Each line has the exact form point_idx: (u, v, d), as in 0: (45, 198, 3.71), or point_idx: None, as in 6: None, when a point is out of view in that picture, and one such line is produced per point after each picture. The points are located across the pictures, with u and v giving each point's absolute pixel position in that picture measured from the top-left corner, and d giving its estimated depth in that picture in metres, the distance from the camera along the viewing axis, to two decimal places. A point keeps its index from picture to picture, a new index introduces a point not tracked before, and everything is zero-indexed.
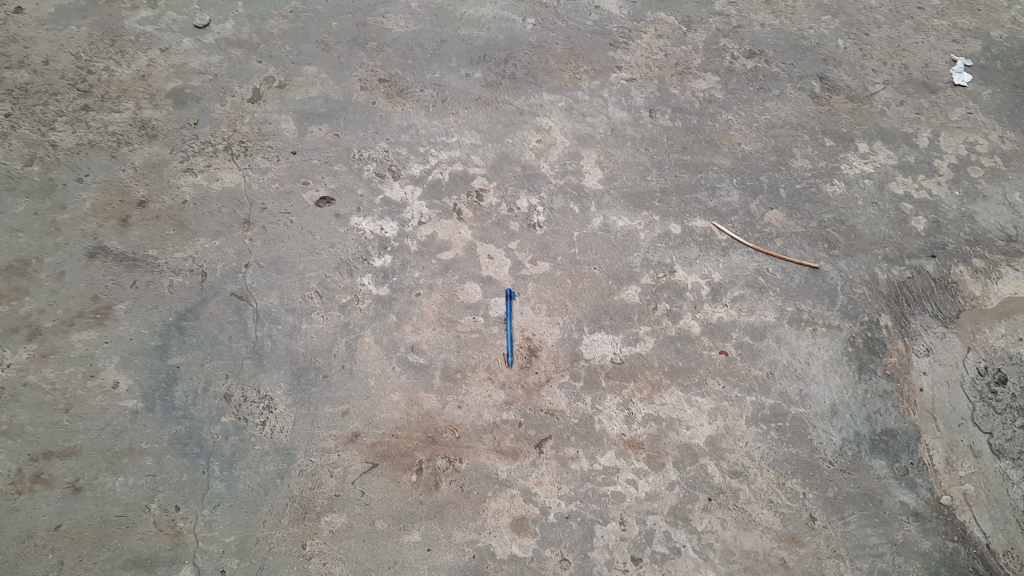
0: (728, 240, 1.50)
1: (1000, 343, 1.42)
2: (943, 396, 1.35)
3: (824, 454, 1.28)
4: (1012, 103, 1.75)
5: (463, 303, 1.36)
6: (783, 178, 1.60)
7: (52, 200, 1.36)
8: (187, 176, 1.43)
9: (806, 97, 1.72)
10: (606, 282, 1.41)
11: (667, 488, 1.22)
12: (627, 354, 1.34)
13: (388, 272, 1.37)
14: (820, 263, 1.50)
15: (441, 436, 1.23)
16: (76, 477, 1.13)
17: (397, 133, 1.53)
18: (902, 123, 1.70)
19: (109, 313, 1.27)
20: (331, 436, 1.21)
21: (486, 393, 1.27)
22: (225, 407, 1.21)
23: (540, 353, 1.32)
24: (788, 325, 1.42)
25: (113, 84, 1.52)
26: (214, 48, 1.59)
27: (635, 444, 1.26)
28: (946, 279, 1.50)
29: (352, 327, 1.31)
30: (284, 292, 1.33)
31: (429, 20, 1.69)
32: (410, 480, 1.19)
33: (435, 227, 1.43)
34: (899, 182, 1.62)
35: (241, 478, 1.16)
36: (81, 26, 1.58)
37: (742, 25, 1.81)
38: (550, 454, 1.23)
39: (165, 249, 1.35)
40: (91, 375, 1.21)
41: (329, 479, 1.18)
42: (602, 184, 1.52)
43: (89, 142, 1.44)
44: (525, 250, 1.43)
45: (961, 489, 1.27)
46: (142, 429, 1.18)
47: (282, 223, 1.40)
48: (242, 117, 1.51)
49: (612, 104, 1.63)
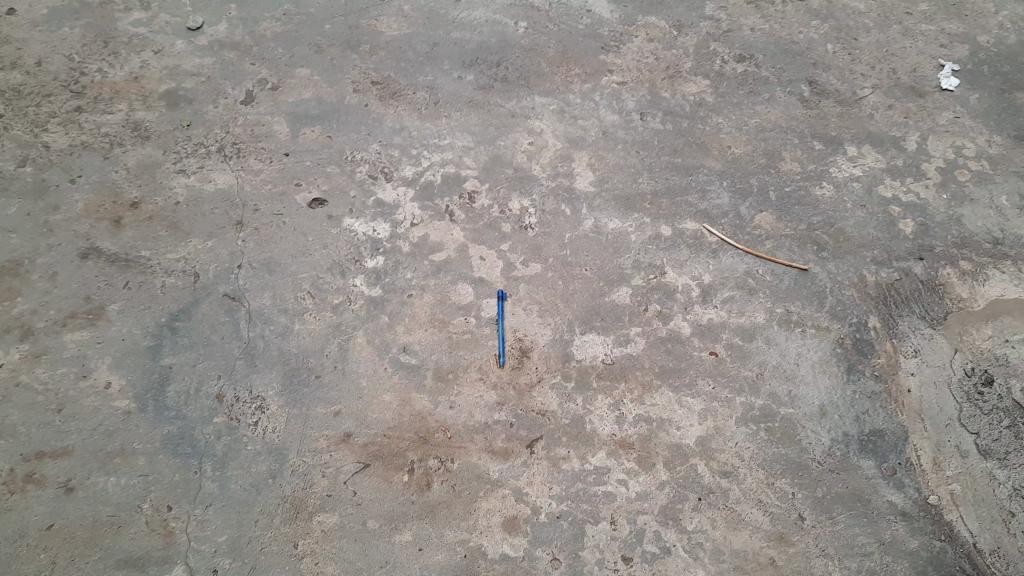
0: (718, 242, 1.51)
1: (987, 344, 1.43)
2: (931, 397, 1.37)
3: (813, 455, 1.29)
4: (999, 107, 1.77)
5: (455, 303, 1.36)
6: (773, 180, 1.61)
7: (45, 201, 1.37)
8: (180, 177, 1.43)
9: (795, 100, 1.74)
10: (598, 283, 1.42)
11: (657, 488, 1.23)
12: (618, 355, 1.35)
13: (380, 273, 1.38)
14: (810, 265, 1.51)
15: (433, 436, 1.23)
16: (68, 477, 1.13)
17: (389, 135, 1.53)
18: (891, 126, 1.72)
19: (102, 313, 1.27)
20: (323, 436, 1.21)
21: (477, 393, 1.28)
22: (217, 407, 1.22)
23: (531, 353, 1.33)
24: (777, 326, 1.43)
25: (106, 85, 1.52)
26: (208, 50, 1.59)
27: (626, 444, 1.26)
28: (933, 281, 1.51)
29: (344, 328, 1.31)
30: (277, 292, 1.33)
31: (422, 23, 1.70)
32: (402, 479, 1.19)
33: (428, 228, 1.43)
34: (887, 185, 1.64)
35: (234, 478, 1.17)
36: (74, 27, 1.59)
37: (732, 30, 1.83)
38: (542, 454, 1.24)
39: (158, 250, 1.35)
40: (84, 375, 1.21)
41: (321, 479, 1.18)
42: (593, 186, 1.54)
43: (82, 144, 1.44)
44: (517, 251, 1.44)
45: (948, 489, 1.28)
46: (134, 430, 1.18)
47: (275, 224, 1.40)
48: (235, 119, 1.51)
49: (604, 107, 1.65)
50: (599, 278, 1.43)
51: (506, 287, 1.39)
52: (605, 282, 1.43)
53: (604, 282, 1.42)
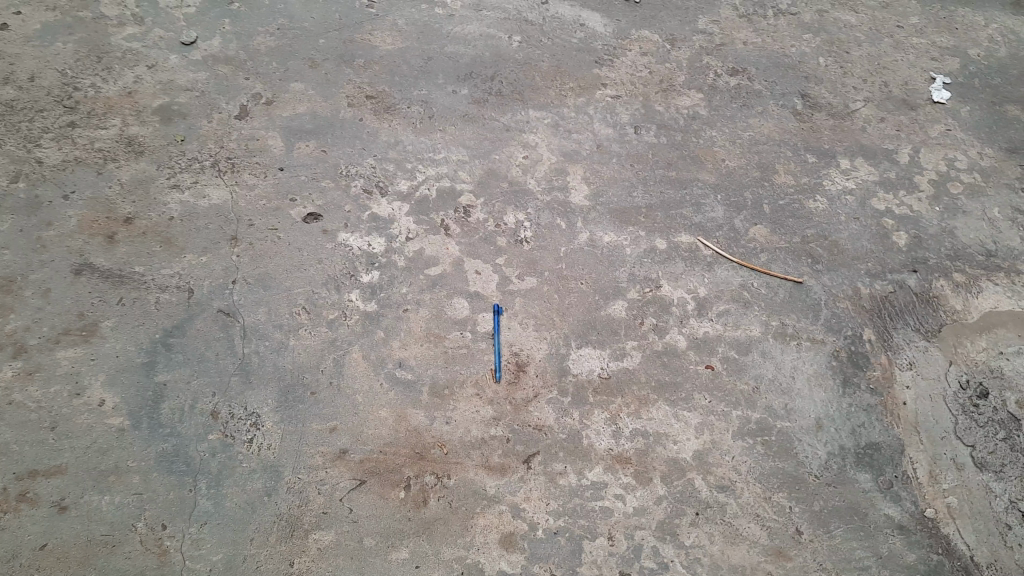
0: (713, 255, 1.51)
1: (981, 356, 1.44)
2: (926, 410, 1.37)
3: (810, 468, 1.29)
4: (990, 120, 1.78)
5: (451, 318, 1.36)
6: (767, 193, 1.62)
7: (38, 217, 1.36)
8: (174, 193, 1.43)
9: (788, 114, 1.75)
10: (594, 296, 1.42)
11: (655, 503, 1.22)
12: (614, 369, 1.35)
13: (376, 288, 1.37)
14: (804, 277, 1.51)
15: (429, 452, 1.23)
16: (62, 496, 1.11)
17: (384, 149, 1.53)
18: (883, 139, 1.73)
19: (95, 330, 1.27)
20: (318, 453, 1.20)
21: (474, 409, 1.28)
22: (212, 424, 1.21)
23: (527, 368, 1.33)
24: (772, 339, 1.43)
25: (99, 100, 1.52)
26: (202, 65, 1.59)
27: (623, 459, 1.26)
28: (927, 293, 1.52)
29: (340, 343, 1.31)
30: (272, 308, 1.33)
31: (416, 37, 1.71)
32: (399, 496, 1.18)
33: (423, 243, 1.43)
34: (881, 198, 1.64)
35: (228, 496, 1.15)
36: (68, 42, 1.58)
37: (725, 43, 1.84)
38: (539, 469, 1.23)
39: (151, 266, 1.34)
40: (77, 393, 1.20)
41: (317, 496, 1.16)
42: (588, 201, 1.54)
43: (75, 159, 1.44)
44: (512, 265, 1.43)
45: (945, 502, 1.27)
46: (128, 447, 1.17)
47: (269, 239, 1.40)
48: (230, 134, 1.51)
49: (598, 121, 1.65)
50: (596, 292, 1.43)
51: (502, 301, 1.39)
52: (601, 295, 1.42)
53: (600, 297, 1.42)
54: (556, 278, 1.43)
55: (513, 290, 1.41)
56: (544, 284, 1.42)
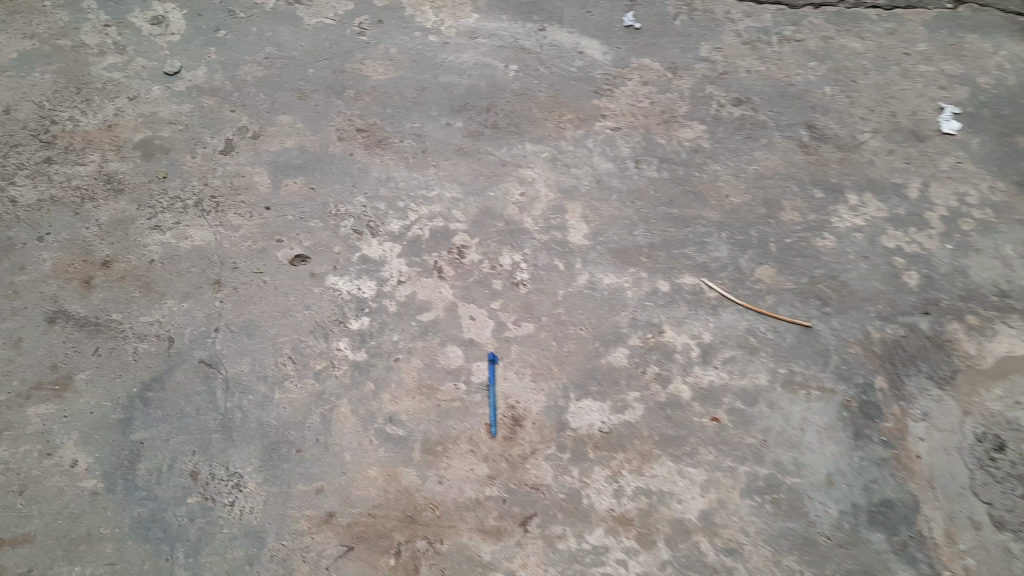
0: (718, 298, 1.45)
1: (997, 406, 1.38)
2: (941, 464, 1.31)
3: (820, 529, 1.23)
4: (1002, 152, 1.73)
5: (444, 368, 1.30)
6: (773, 231, 1.56)
7: (10, 261, 1.30)
8: (154, 234, 1.36)
9: (794, 146, 1.69)
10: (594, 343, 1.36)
11: (659, 568, 1.17)
12: (616, 423, 1.29)
13: (366, 335, 1.31)
14: (812, 321, 1.46)
15: (421, 514, 1.16)
16: (29, 567, 1.06)
17: (375, 186, 1.47)
18: (891, 173, 1.67)
19: (69, 384, 1.20)
20: (304, 517, 1.14)
21: (468, 467, 1.21)
22: (191, 486, 1.14)
23: (524, 423, 1.27)
24: (780, 388, 1.37)
25: (78, 134, 1.45)
26: (185, 96, 1.53)
27: (625, 520, 1.20)
28: (940, 337, 1.46)
29: (327, 396, 1.24)
30: (256, 358, 1.26)
31: (409, 66, 1.64)
32: (388, 563, 1.12)
33: (415, 286, 1.37)
34: (890, 235, 1.59)
35: (207, 566, 1.09)
36: (45, 72, 1.52)
37: (728, 72, 1.77)
38: (536, 532, 1.17)
39: (130, 313, 1.28)
40: (48, 454, 1.14)
41: (302, 565, 1.10)
42: (587, 239, 1.48)
43: (51, 198, 1.37)
44: (508, 310, 1.37)
45: (960, 564, 1.22)
46: (101, 513, 1.10)
47: (254, 283, 1.33)
48: (214, 170, 1.45)
49: (597, 154, 1.59)
50: (596, 338, 1.37)
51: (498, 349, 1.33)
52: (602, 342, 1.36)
53: (601, 344, 1.36)
54: (554, 324, 1.37)
55: (509, 337, 1.35)
56: (542, 330, 1.36)
